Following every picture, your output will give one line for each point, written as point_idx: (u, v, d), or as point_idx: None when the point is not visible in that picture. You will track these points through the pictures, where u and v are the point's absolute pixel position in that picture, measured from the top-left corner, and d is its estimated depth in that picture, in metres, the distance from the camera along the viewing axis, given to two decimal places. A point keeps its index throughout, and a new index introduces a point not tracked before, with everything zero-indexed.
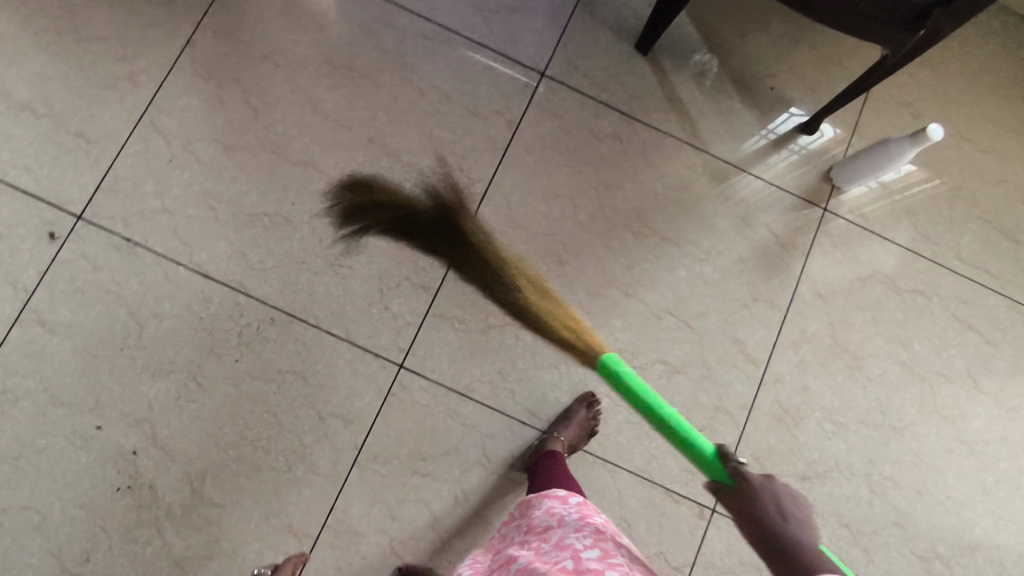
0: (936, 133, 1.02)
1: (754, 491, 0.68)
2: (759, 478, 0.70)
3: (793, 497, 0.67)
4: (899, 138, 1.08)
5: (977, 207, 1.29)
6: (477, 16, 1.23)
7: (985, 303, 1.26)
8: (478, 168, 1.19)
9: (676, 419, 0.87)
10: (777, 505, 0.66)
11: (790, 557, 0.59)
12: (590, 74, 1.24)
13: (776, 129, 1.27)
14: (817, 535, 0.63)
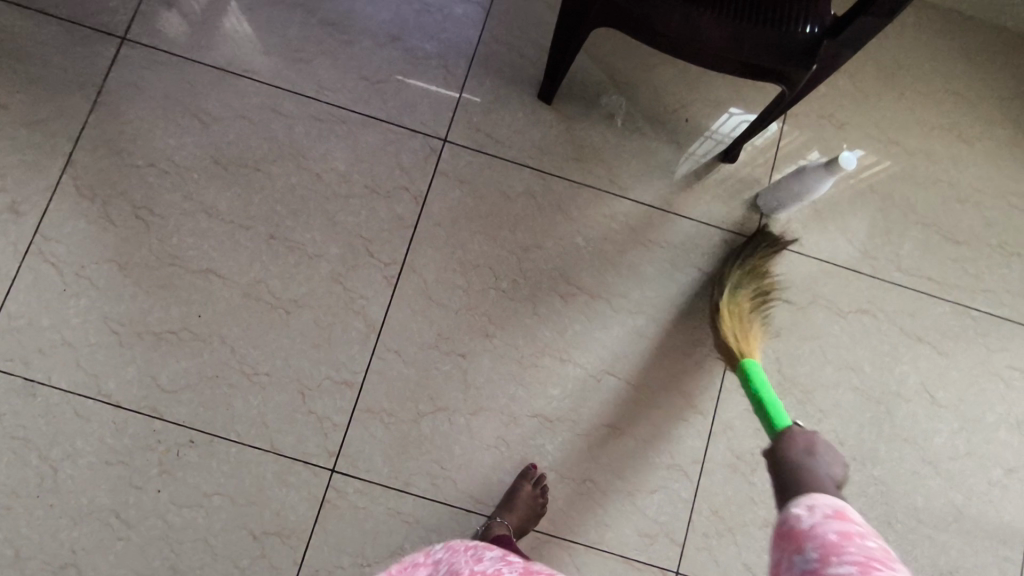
0: (848, 162, 0.97)
1: (790, 434, 0.75)
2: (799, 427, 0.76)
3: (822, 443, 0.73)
4: (815, 167, 1.04)
5: (914, 213, 1.24)
6: (368, 88, 1.18)
7: (933, 312, 1.21)
8: (389, 250, 1.13)
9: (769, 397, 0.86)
10: (807, 446, 0.72)
11: (796, 482, 0.67)
12: (495, 133, 1.19)
13: (719, 130, 1.23)
14: (837, 477, 0.69)
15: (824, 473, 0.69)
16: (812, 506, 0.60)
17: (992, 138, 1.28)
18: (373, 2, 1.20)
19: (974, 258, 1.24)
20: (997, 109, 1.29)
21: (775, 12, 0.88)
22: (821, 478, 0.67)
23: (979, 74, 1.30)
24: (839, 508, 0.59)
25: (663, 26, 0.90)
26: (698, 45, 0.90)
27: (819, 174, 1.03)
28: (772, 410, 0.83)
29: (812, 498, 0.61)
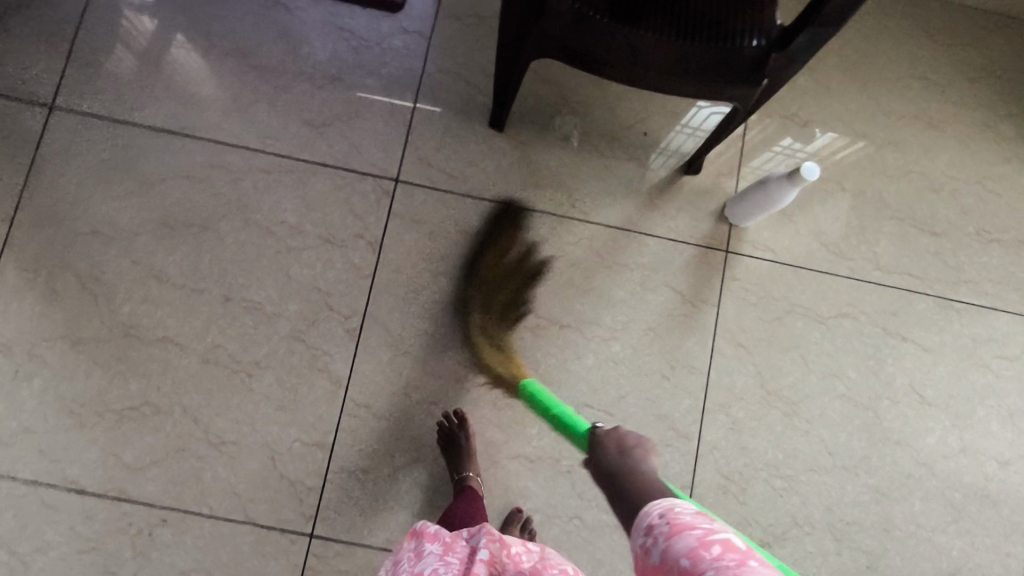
0: (811, 173, 0.94)
1: (603, 436, 0.90)
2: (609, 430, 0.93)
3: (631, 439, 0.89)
4: (778, 178, 1.00)
5: (887, 207, 1.20)
6: (313, 133, 1.13)
7: (916, 309, 1.18)
8: (350, 301, 1.10)
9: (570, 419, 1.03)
10: (621, 443, 0.88)
11: (622, 472, 0.80)
12: (447, 168, 1.14)
13: (691, 122, 1.19)
14: (649, 461, 0.85)
15: (638, 460, 0.84)
16: (649, 524, 0.58)
17: (961, 122, 1.25)
18: (309, 43, 1.16)
19: (952, 248, 1.20)
20: (966, 91, 1.26)
21: (719, 27, 0.84)
22: (641, 470, 0.80)
23: (943, 56, 1.26)
24: (673, 515, 0.57)
25: (605, 55, 0.86)
26: (642, 71, 0.87)
27: (783, 185, 1.00)
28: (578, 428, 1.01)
29: (644, 514, 0.60)
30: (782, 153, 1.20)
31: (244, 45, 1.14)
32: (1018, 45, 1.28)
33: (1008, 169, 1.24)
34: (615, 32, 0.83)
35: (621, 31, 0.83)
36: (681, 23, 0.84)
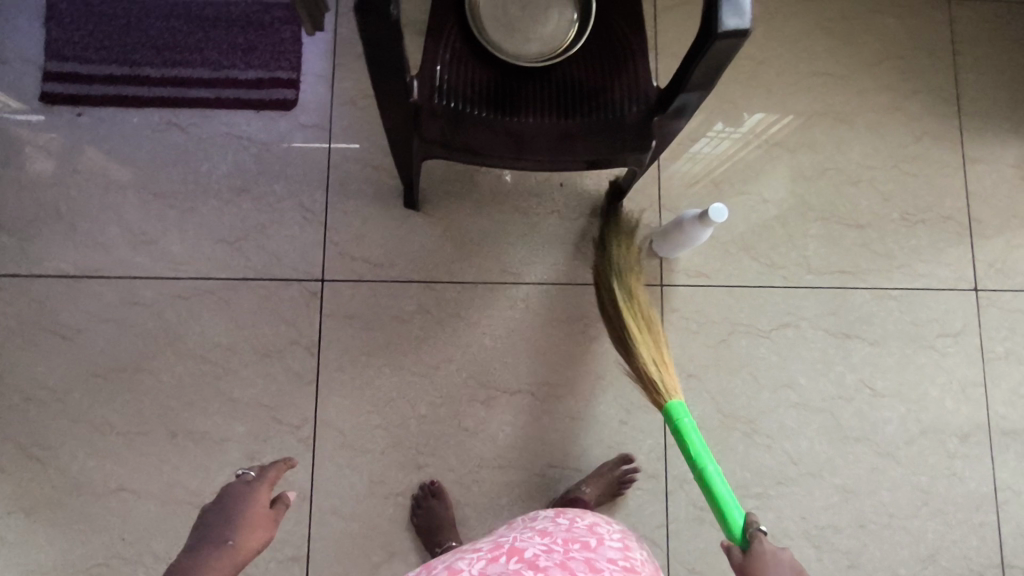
0: (720, 214, 0.96)
1: (760, 555, 0.73)
2: (768, 546, 0.74)
3: (799, 574, 0.71)
4: (690, 217, 1.02)
5: (810, 210, 1.21)
6: (230, 251, 1.13)
7: (854, 304, 1.19)
8: (297, 410, 1.10)
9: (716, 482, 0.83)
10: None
11: None
12: (370, 257, 1.14)
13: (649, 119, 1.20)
14: None
15: None
16: None
17: (869, 110, 1.24)
18: (209, 159, 1.15)
19: (879, 236, 1.21)
20: (867, 78, 1.25)
21: (595, 102, 0.85)
22: None
23: (839, 47, 1.25)
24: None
25: (490, 149, 0.84)
26: (531, 157, 0.84)
27: (693, 230, 1.03)
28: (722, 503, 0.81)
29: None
30: (715, 136, 1.22)
31: (143, 175, 1.14)
32: (912, 22, 1.26)
33: (921, 148, 1.23)
34: (496, 124, 0.84)
35: (503, 123, 0.84)
36: (559, 104, 0.86)
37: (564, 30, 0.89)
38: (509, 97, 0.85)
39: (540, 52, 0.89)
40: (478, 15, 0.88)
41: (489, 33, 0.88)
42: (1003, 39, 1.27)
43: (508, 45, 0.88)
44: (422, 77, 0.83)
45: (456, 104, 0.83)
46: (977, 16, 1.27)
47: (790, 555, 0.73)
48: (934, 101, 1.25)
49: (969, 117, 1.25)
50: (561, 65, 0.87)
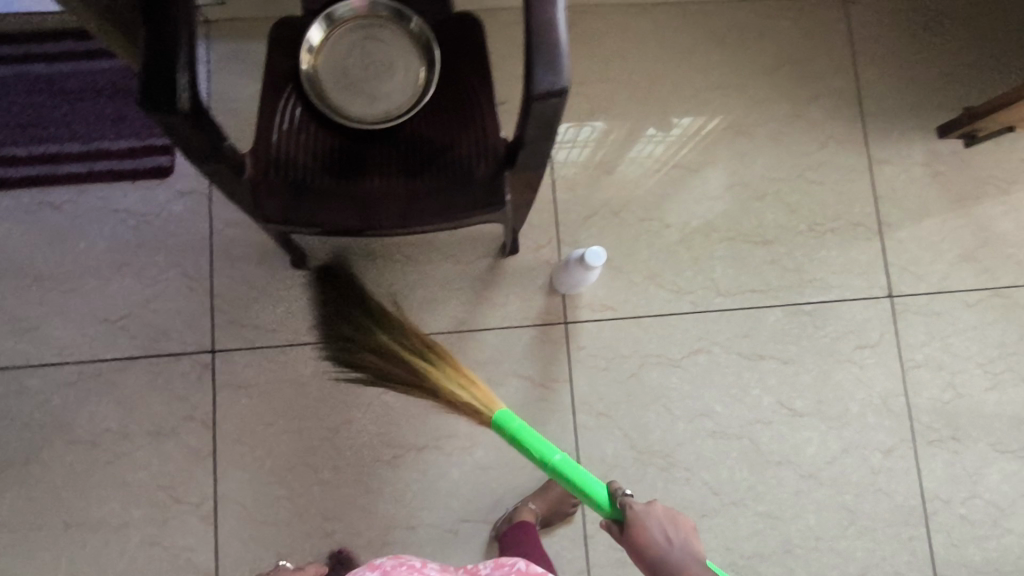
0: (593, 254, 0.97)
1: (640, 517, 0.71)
2: (643, 506, 0.73)
3: (673, 516, 0.72)
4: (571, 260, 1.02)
5: (715, 229, 1.17)
6: (115, 329, 1.10)
7: (767, 323, 1.15)
8: (197, 487, 1.07)
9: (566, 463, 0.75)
10: (666, 531, 0.70)
11: None
12: (261, 322, 1.11)
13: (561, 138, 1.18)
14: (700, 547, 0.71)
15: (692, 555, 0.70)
16: None
17: (767, 120, 1.20)
18: (85, 236, 1.11)
19: (788, 251, 1.17)
20: (764, 87, 1.21)
21: (444, 159, 0.81)
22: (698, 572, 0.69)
23: (733, 58, 1.21)
24: None
25: (333, 221, 0.78)
26: (378, 224, 0.79)
27: (577, 274, 1.05)
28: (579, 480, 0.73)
29: None
30: (650, 142, 1.19)
31: (18, 258, 1.10)
32: (805, 25, 1.22)
33: (825, 154, 1.19)
34: (338, 196, 0.80)
35: (346, 193, 0.80)
36: (405, 168, 0.82)
37: (412, 85, 0.85)
38: (352, 165, 0.81)
39: (390, 111, 0.85)
40: (319, 79, 0.84)
41: (332, 97, 0.84)
42: (901, 34, 1.23)
43: (354, 108, 0.85)
44: (254, 153, 0.79)
45: (294, 178, 0.79)
46: (872, 12, 1.23)
47: (659, 503, 0.73)
48: (835, 104, 1.21)
49: (873, 117, 1.21)
50: (408, 125, 0.83)
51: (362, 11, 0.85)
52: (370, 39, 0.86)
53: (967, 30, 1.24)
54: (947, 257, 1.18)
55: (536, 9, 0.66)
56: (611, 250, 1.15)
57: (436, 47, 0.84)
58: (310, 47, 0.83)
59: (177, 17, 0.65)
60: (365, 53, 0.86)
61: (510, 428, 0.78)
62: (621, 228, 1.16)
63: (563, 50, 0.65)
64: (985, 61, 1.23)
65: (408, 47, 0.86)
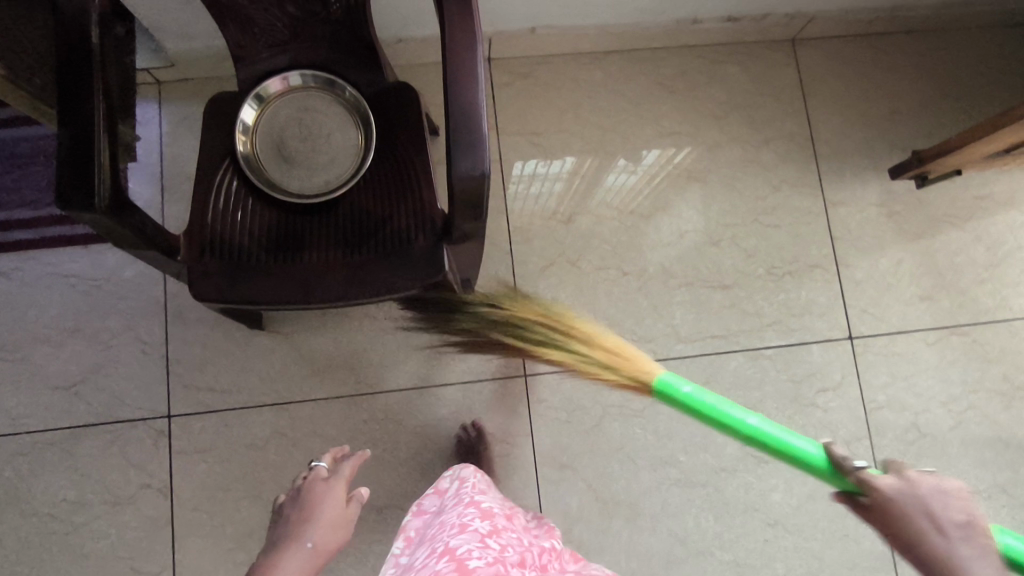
0: None
1: (893, 498, 0.58)
2: (895, 485, 0.58)
3: (943, 495, 0.57)
4: None
5: (673, 276, 1.17)
6: (68, 397, 1.08)
7: (728, 369, 1.15)
8: (155, 557, 1.05)
9: (764, 430, 0.69)
10: (929, 517, 0.56)
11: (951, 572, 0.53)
12: (217, 385, 1.09)
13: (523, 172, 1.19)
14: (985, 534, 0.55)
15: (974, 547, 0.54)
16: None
17: (721, 165, 1.21)
18: (38, 303, 1.10)
19: (747, 295, 1.17)
20: (717, 132, 1.22)
21: (382, 232, 0.81)
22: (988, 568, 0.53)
23: (685, 104, 1.22)
24: None
25: (270, 298, 0.78)
26: (318, 300, 0.78)
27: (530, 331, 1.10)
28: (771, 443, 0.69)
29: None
30: (623, 173, 1.20)
31: None
32: (754, 71, 1.24)
33: (779, 197, 1.20)
34: (277, 272, 0.79)
35: (284, 267, 0.79)
36: (345, 240, 0.81)
37: (351, 156, 0.86)
38: (292, 239, 0.81)
39: (331, 182, 0.85)
40: (257, 159, 0.84)
41: (273, 175, 0.85)
42: (848, 77, 1.26)
43: (296, 183, 0.85)
44: (191, 234, 0.79)
45: (232, 257, 0.79)
46: (819, 56, 1.26)
47: (916, 474, 0.58)
48: (788, 147, 1.22)
49: (825, 159, 1.22)
50: (347, 198, 0.83)
51: (291, 85, 0.84)
52: (304, 111, 0.86)
53: (914, 72, 1.26)
54: (904, 297, 1.18)
55: (455, 96, 0.66)
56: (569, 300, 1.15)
57: (371, 120, 0.84)
58: (244, 128, 0.83)
59: (94, 113, 0.64)
60: (300, 125, 0.86)
61: (682, 400, 0.72)
62: (579, 278, 1.16)
63: (485, 137, 0.66)
64: (931, 100, 1.25)
65: (343, 117, 0.86)
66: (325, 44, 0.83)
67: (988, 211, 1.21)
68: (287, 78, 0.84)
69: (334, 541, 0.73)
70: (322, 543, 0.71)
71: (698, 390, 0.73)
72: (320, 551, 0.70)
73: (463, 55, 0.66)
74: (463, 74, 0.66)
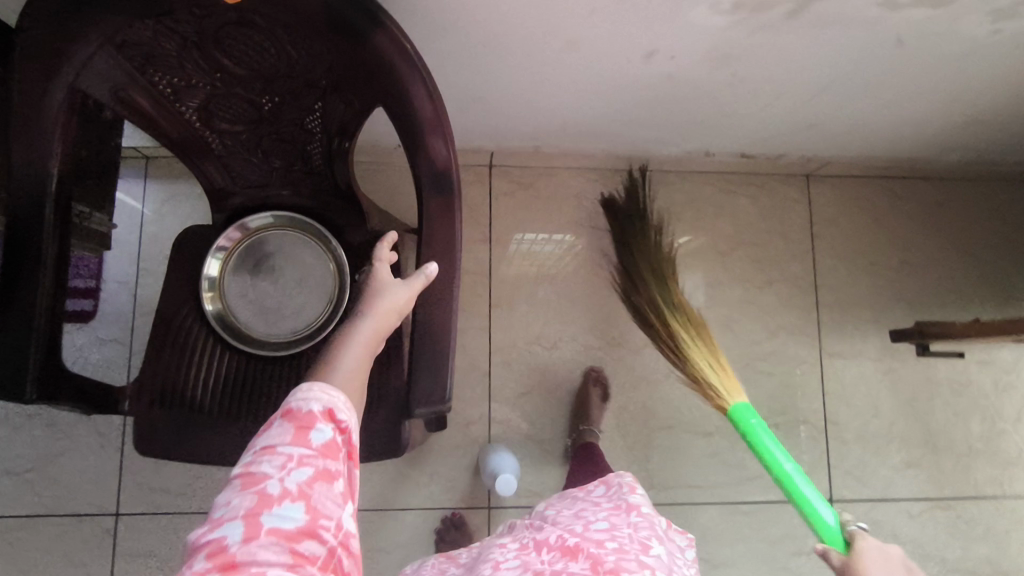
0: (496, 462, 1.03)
1: (862, 554, 0.67)
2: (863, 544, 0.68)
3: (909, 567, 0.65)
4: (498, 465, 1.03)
5: (655, 417, 1.13)
6: (15, 484, 1.04)
7: (700, 522, 1.11)
8: None
9: (792, 476, 0.76)
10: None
11: None
12: (171, 486, 1.06)
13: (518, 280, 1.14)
14: None
15: None
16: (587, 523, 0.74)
17: (719, 303, 1.16)
18: None
19: (729, 445, 1.13)
20: (719, 267, 1.17)
21: None
22: None
23: (688, 234, 1.17)
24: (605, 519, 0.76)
25: (218, 457, 0.74)
26: None
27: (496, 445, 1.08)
28: (799, 497, 0.74)
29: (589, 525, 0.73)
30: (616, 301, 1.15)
31: None
32: (764, 206, 1.19)
33: (775, 344, 1.16)
34: (231, 433, 0.75)
35: (234, 425, 0.75)
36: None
37: (321, 294, 0.81)
38: (251, 393, 0.77)
39: (304, 324, 0.80)
40: (228, 309, 0.79)
41: (246, 323, 0.79)
42: (860, 221, 1.21)
43: (267, 327, 0.80)
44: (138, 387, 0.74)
45: (184, 411, 0.75)
46: (833, 197, 1.21)
47: (895, 549, 0.67)
48: (789, 291, 1.17)
49: (827, 309, 1.17)
50: (315, 346, 0.79)
51: (254, 227, 0.79)
52: (272, 250, 0.80)
53: (929, 224, 1.22)
54: (893, 462, 1.14)
55: (426, 309, 0.64)
56: (544, 431, 1.10)
57: (341, 261, 0.80)
58: (210, 280, 0.78)
59: (36, 304, 0.60)
60: (270, 264, 0.80)
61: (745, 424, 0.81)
62: (558, 409, 1.12)
63: (450, 360, 0.63)
64: (944, 257, 1.21)
65: (312, 254, 0.80)
66: (306, 189, 0.78)
67: (988, 380, 1.17)
68: (248, 222, 0.79)
69: (390, 322, 0.62)
70: (375, 319, 0.61)
71: (763, 421, 0.81)
72: (372, 330, 0.61)
73: (439, 256, 0.65)
74: (436, 278, 0.64)
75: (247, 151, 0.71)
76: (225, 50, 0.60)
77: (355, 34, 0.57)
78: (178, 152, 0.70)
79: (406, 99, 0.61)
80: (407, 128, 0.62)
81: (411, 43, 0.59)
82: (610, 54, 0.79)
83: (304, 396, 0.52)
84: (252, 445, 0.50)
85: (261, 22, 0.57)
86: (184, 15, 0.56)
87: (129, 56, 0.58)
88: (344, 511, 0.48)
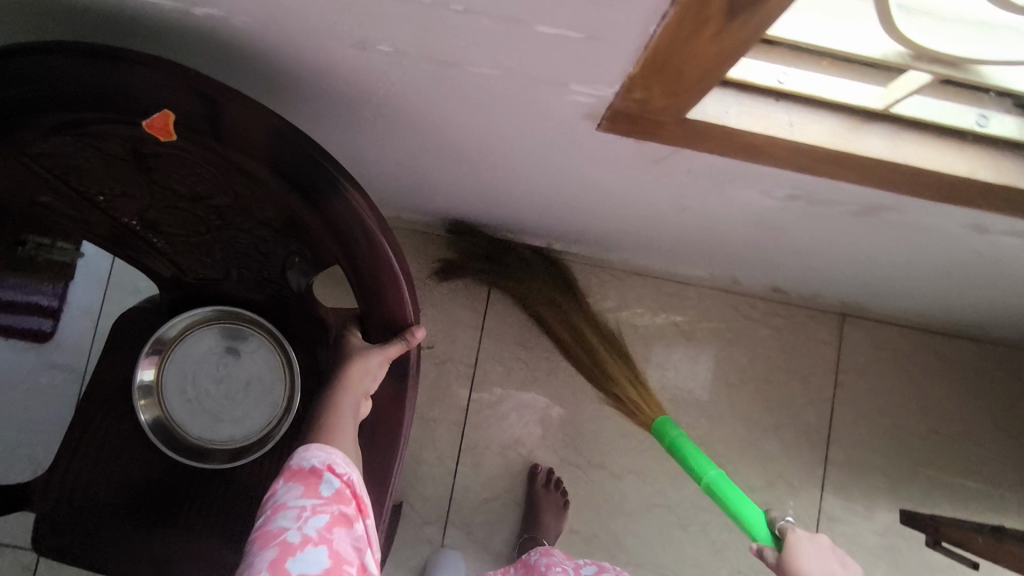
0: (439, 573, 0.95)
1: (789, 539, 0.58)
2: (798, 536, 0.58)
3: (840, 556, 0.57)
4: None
5: (624, 551, 1.02)
6: None
7: None
8: None
9: (713, 471, 0.69)
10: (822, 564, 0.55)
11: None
12: None
13: (505, 378, 1.04)
14: None
15: None
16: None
17: (719, 439, 1.05)
18: None
19: None
20: (727, 402, 1.06)
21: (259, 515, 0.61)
22: None
23: (699, 359, 1.07)
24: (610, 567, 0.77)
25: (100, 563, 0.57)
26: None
27: (450, 554, 0.97)
28: (726, 496, 0.66)
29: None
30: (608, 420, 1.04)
31: None
32: (790, 342, 1.08)
33: (772, 495, 1.04)
34: (126, 537, 0.58)
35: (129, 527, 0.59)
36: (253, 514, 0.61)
37: (276, 391, 0.65)
38: (173, 504, 0.60)
39: (260, 427, 0.64)
40: (167, 417, 0.63)
41: (184, 430, 0.63)
42: (895, 377, 1.08)
43: (214, 433, 0.64)
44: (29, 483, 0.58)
45: (77, 499, 0.58)
46: (869, 346, 1.09)
47: (826, 536, 0.58)
48: (798, 440, 1.06)
49: (836, 466, 1.06)
50: (263, 460, 0.62)
51: (172, 335, 0.63)
52: (217, 346, 0.65)
53: (970, 393, 1.09)
54: None
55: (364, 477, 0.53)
56: (502, 548, 1.00)
57: (292, 357, 0.63)
58: (144, 384, 0.62)
59: None
60: (214, 363, 0.65)
61: (668, 435, 0.77)
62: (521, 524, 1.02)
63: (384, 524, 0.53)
64: (979, 433, 1.08)
65: (261, 347, 0.65)
66: (264, 298, 0.64)
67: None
68: (165, 331, 0.63)
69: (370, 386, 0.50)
70: (351, 380, 0.50)
71: (684, 431, 0.77)
72: (350, 393, 0.50)
73: (376, 449, 0.53)
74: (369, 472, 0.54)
75: (193, 264, 0.60)
76: (161, 177, 0.51)
77: (304, 194, 0.48)
78: (116, 252, 0.60)
79: (359, 273, 0.51)
80: (365, 306, 0.51)
81: (377, 210, 0.50)
82: (639, 202, 0.68)
83: (304, 454, 0.47)
84: (263, 504, 0.46)
85: (199, 162, 0.48)
86: (107, 140, 0.46)
87: (46, 166, 0.49)
88: (367, 552, 0.45)
